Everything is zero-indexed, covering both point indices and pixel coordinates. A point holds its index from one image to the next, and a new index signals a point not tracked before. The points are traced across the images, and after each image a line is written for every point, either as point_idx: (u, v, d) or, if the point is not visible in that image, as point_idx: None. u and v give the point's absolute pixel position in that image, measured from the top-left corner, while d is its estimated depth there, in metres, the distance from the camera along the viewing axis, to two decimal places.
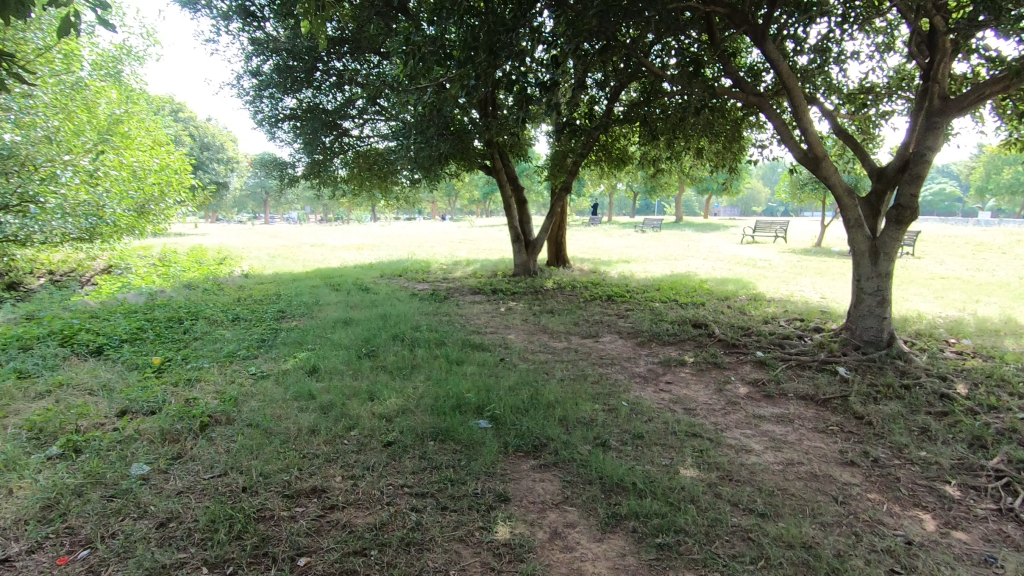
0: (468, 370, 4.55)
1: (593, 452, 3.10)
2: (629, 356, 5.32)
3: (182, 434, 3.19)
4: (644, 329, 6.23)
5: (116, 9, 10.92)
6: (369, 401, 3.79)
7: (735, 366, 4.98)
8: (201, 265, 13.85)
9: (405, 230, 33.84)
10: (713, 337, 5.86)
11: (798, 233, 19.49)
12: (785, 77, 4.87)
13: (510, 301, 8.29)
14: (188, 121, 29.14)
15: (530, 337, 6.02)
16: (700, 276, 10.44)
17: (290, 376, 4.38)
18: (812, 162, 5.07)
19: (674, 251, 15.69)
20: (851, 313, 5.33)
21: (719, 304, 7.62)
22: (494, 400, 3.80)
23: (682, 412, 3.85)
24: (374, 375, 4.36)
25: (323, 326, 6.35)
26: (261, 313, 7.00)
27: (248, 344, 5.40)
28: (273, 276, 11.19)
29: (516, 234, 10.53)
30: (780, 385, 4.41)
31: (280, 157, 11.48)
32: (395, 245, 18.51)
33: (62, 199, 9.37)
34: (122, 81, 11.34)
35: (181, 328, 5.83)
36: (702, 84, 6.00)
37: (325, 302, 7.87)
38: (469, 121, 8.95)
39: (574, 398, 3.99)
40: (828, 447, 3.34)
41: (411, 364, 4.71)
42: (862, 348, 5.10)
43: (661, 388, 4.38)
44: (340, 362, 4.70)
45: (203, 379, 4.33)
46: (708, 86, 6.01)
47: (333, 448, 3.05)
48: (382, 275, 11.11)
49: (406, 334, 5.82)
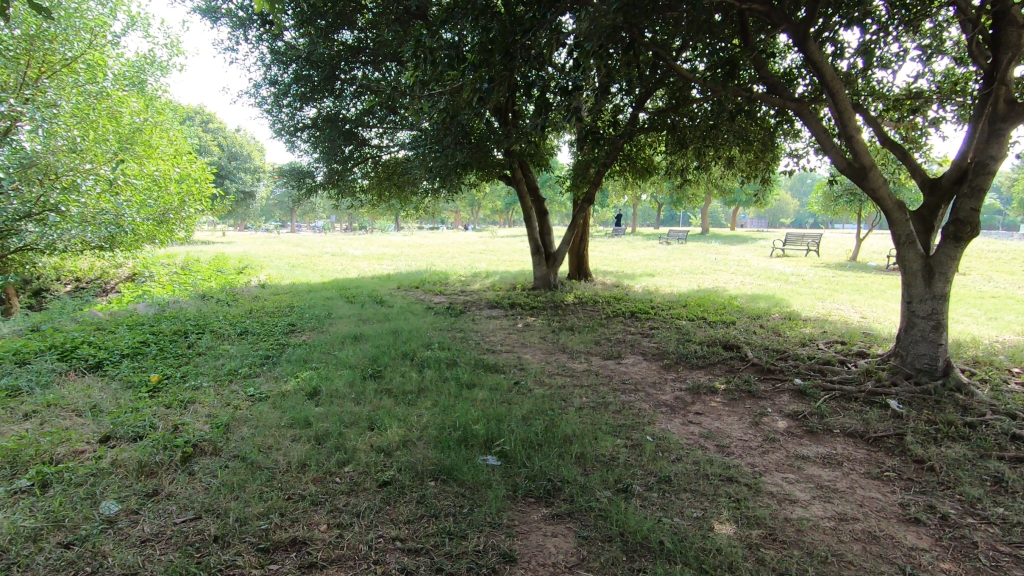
0: (479, 395, 4.22)
1: (613, 501, 2.73)
2: (654, 381, 4.92)
3: (161, 467, 2.92)
4: (670, 350, 5.82)
5: (141, 20, 11.06)
6: (369, 431, 3.49)
7: (771, 395, 4.54)
8: (221, 274, 13.86)
9: (426, 239, 33.81)
10: (746, 361, 5.42)
11: (832, 247, 18.74)
12: (828, 80, 4.46)
13: (528, 316, 7.96)
14: (217, 131, 29.67)
15: (548, 357, 5.66)
16: (729, 292, 9.95)
17: (289, 399, 4.11)
18: (857, 173, 4.62)
19: (702, 264, 15.16)
20: (900, 338, 4.85)
21: (751, 323, 7.17)
22: (505, 433, 3.45)
23: (715, 451, 3.45)
24: (378, 401, 4.06)
25: (331, 341, 6.10)
26: (270, 326, 6.79)
27: (251, 361, 5.16)
28: (290, 287, 11.09)
29: (536, 247, 10.22)
30: (824, 420, 3.97)
31: (299, 167, 11.41)
32: (416, 256, 18.37)
33: (83, 208, 9.31)
34: (145, 91, 11.45)
35: (185, 343, 5.62)
36: (734, 89, 5.59)
37: (337, 316, 7.64)
38: (488, 129, 8.70)
39: (593, 432, 3.62)
40: (886, 499, 2.91)
41: (418, 387, 4.39)
42: (914, 378, 4.61)
43: (690, 421, 3.97)
44: (344, 383, 4.41)
45: (197, 401, 4.08)
46: (741, 91, 5.60)
47: (322, 489, 2.75)
48: (400, 287, 10.90)
49: (417, 352, 5.52)
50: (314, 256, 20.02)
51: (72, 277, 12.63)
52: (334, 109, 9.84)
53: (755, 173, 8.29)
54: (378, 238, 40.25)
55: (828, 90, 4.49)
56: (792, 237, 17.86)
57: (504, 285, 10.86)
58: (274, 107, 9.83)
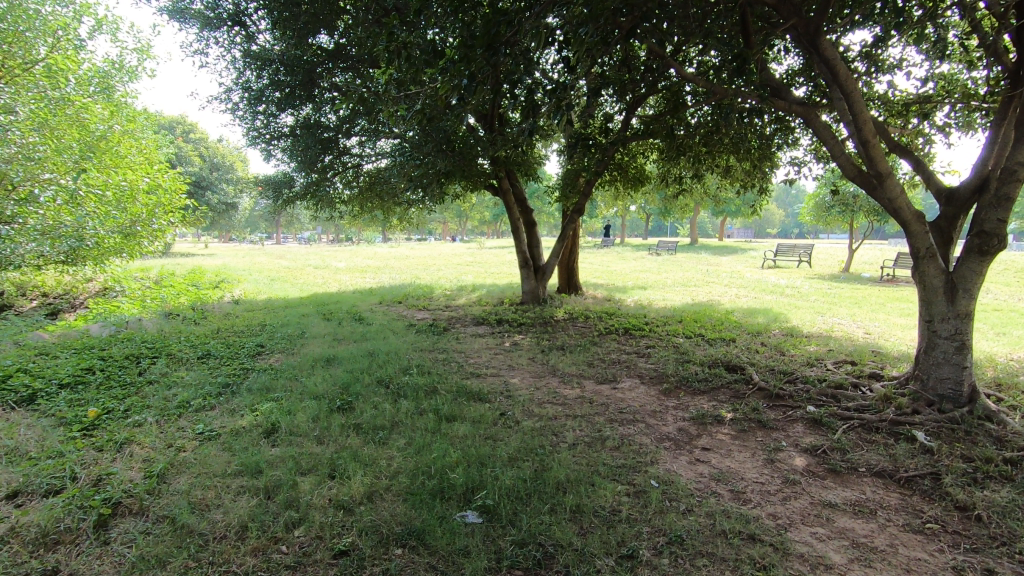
0: (460, 432, 3.73)
1: (616, 572, 2.27)
2: (654, 410, 4.47)
3: (70, 536, 2.42)
4: (669, 372, 5.38)
5: (108, 24, 10.58)
6: (329, 480, 2.99)
7: (783, 426, 4.11)
8: (196, 288, 13.26)
9: (414, 250, 33.32)
10: (751, 384, 5.00)
11: (824, 258, 18.51)
12: (841, 77, 4.11)
13: (516, 334, 7.50)
14: (199, 142, 29.03)
15: (537, 382, 5.19)
16: (725, 306, 9.59)
17: (242, 439, 3.59)
18: (874, 180, 4.24)
19: (694, 275, 14.81)
20: (920, 361, 4.45)
21: (751, 341, 6.77)
22: (488, 480, 2.98)
23: (730, 499, 3.00)
24: (344, 440, 3.56)
25: (301, 365, 5.58)
26: (236, 348, 6.26)
27: (208, 390, 4.63)
28: (266, 302, 10.56)
29: (523, 259, 9.78)
30: (846, 457, 3.54)
31: (275, 177, 10.91)
32: (401, 269, 17.86)
33: (41, 220, 8.85)
34: (114, 98, 10.95)
35: (136, 369, 5.08)
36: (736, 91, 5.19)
37: (312, 335, 7.13)
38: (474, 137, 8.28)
39: (589, 477, 3.15)
40: (935, 561, 2.47)
41: (392, 422, 3.89)
42: (938, 405, 4.21)
43: (698, 459, 3.52)
44: (307, 419, 3.90)
45: (136, 442, 3.55)
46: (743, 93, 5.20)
47: (262, 564, 2.25)
48: (381, 302, 10.42)
49: (393, 377, 5.02)
50: (296, 269, 19.42)
51: (38, 292, 12.03)
52: (312, 115, 9.36)
53: (752, 182, 7.95)
54: (365, 249, 39.68)
55: (840, 88, 4.13)
56: (784, 248, 17.60)
57: (491, 300, 10.40)
58: (248, 112, 9.31)
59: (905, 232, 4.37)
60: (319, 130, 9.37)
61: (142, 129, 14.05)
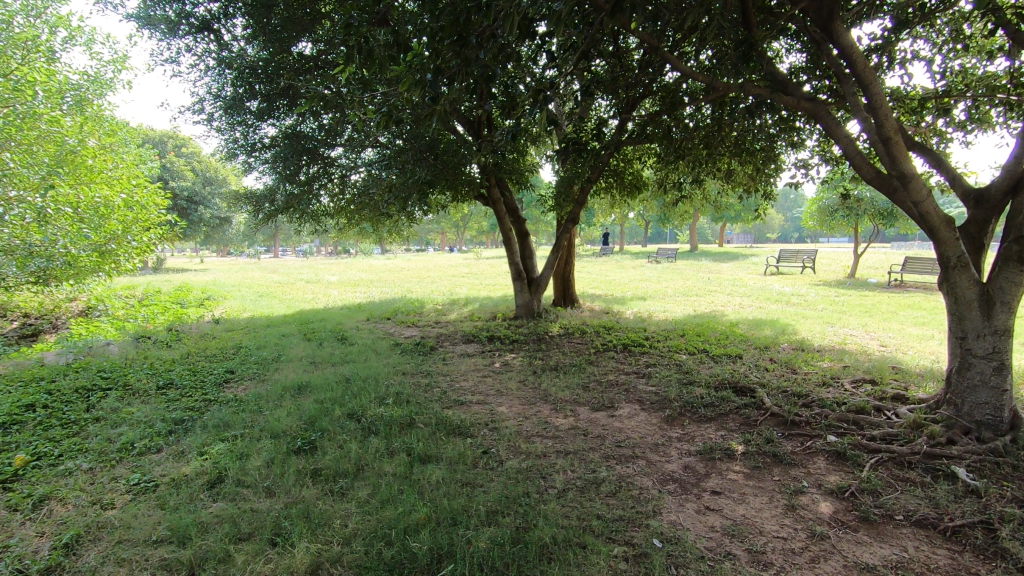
0: (433, 479, 3.25)
1: None
2: (656, 443, 3.98)
3: None
4: (672, 397, 4.89)
5: (80, 34, 10.20)
6: (269, 550, 2.51)
7: (803, 461, 3.63)
8: (180, 307, 12.80)
9: (410, 262, 32.95)
10: (763, 410, 4.51)
11: (829, 263, 18.04)
12: (859, 65, 3.69)
13: (507, 352, 7.02)
14: (191, 156, 28.68)
15: (526, 411, 4.70)
16: (729, 317, 9.11)
17: (181, 492, 3.11)
18: (899, 181, 3.77)
19: (696, 284, 14.33)
20: (953, 382, 3.97)
21: (759, 357, 6.28)
22: (459, 547, 2.49)
23: (748, 563, 2.52)
24: (298, 491, 3.08)
25: (269, 395, 5.10)
26: (203, 376, 5.78)
27: (158, 428, 4.15)
28: (249, 321, 10.09)
29: (516, 272, 9.32)
30: (880, 502, 3.05)
31: (254, 190, 10.45)
32: (394, 282, 17.39)
33: (6, 239, 8.39)
34: (88, 111, 10.54)
35: (83, 405, 4.59)
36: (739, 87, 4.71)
37: (288, 358, 6.65)
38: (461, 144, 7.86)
39: (581, 535, 2.68)
40: None
41: (356, 467, 3.41)
42: (975, 433, 3.73)
43: (708, 508, 3.04)
44: (260, 464, 3.42)
45: (57, 498, 3.07)
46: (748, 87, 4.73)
47: None
48: (369, 318, 9.97)
49: (367, 408, 4.54)
50: (287, 283, 18.93)
51: (18, 313, 11.61)
52: (293, 124, 8.94)
53: (755, 186, 7.51)
54: (362, 261, 39.32)
55: (858, 78, 3.71)
56: (786, 254, 17.17)
57: (484, 314, 9.93)
58: (225, 123, 8.88)
59: (932, 239, 3.91)
60: (301, 141, 8.95)
61: (124, 144, 13.66)
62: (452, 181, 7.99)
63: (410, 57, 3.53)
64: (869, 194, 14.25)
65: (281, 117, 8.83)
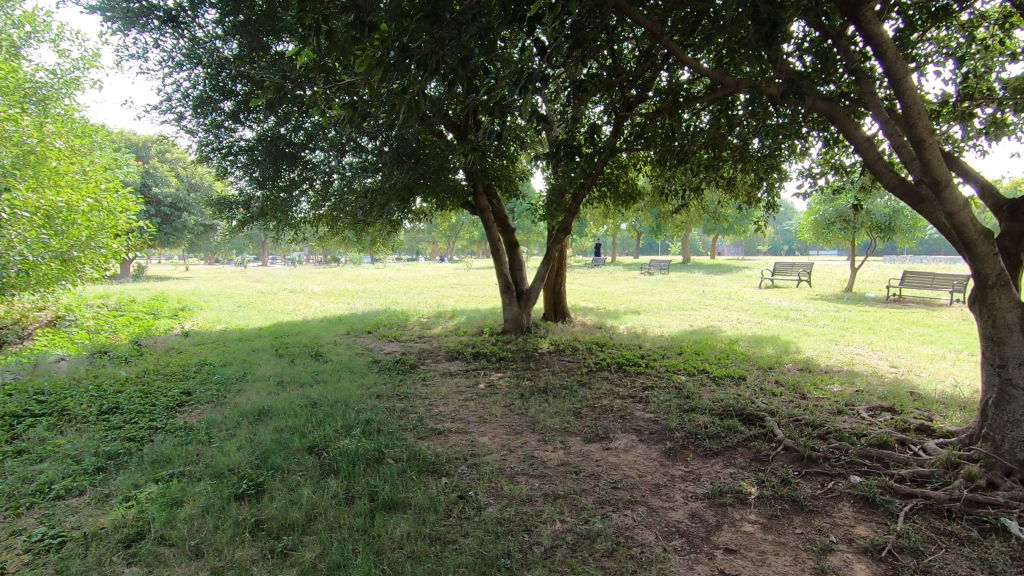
0: (395, 534, 2.74)
1: None
2: (657, 484, 3.49)
3: None
4: (673, 427, 4.40)
5: (46, 30, 9.70)
6: None
7: (826, 508, 3.16)
8: (151, 317, 12.16)
9: (399, 272, 32.38)
10: (774, 443, 4.05)
11: (825, 277, 17.71)
12: (888, 57, 3.32)
13: (493, 372, 6.52)
14: (176, 162, 28.04)
15: (510, 442, 4.20)
16: (728, 333, 8.67)
17: (89, 552, 2.58)
18: (932, 187, 3.36)
19: (691, 297, 13.92)
20: (991, 415, 3.52)
21: (764, 380, 5.83)
22: None
23: None
24: (231, 552, 2.57)
25: (224, 422, 4.56)
26: (155, 398, 5.21)
27: (86, 464, 3.60)
28: (221, 334, 9.52)
29: (504, 284, 8.83)
30: (923, 566, 2.58)
31: (229, 197, 9.91)
32: (380, 293, 16.82)
33: None
34: (52, 110, 9.98)
35: (6, 435, 4.03)
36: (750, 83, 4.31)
37: (254, 377, 6.10)
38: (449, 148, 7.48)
39: None
40: None
41: (307, 518, 2.89)
42: (1019, 476, 3.27)
43: (721, 573, 2.55)
44: (193, 514, 2.89)
45: None
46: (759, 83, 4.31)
47: None
48: (349, 332, 9.44)
49: (330, 440, 4.01)
50: (270, 293, 18.30)
51: None
52: (271, 127, 8.43)
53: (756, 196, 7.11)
54: (351, 270, 38.69)
55: (887, 70, 3.34)
56: (782, 267, 16.83)
57: (470, 328, 9.43)
58: (197, 124, 8.34)
59: (966, 254, 3.49)
60: (279, 144, 8.45)
61: (98, 146, 13.07)
62: (435, 188, 7.57)
63: (377, 40, 3.06)
64: (867, 207, 13.97)
65: (258, 120, 8.30)
